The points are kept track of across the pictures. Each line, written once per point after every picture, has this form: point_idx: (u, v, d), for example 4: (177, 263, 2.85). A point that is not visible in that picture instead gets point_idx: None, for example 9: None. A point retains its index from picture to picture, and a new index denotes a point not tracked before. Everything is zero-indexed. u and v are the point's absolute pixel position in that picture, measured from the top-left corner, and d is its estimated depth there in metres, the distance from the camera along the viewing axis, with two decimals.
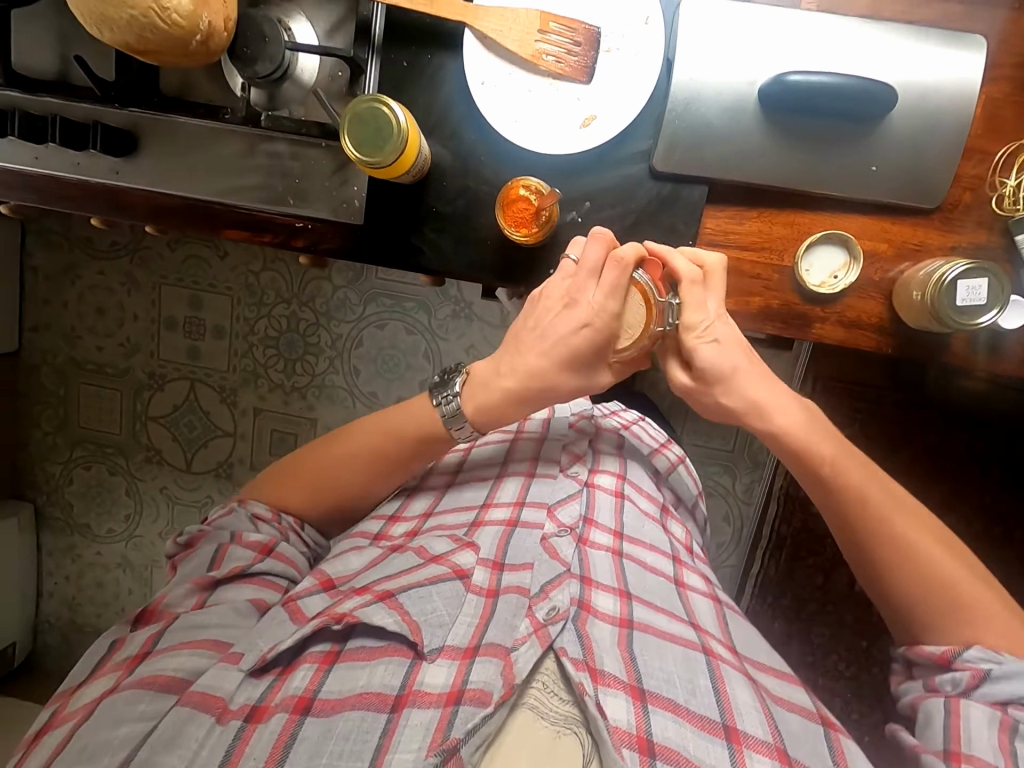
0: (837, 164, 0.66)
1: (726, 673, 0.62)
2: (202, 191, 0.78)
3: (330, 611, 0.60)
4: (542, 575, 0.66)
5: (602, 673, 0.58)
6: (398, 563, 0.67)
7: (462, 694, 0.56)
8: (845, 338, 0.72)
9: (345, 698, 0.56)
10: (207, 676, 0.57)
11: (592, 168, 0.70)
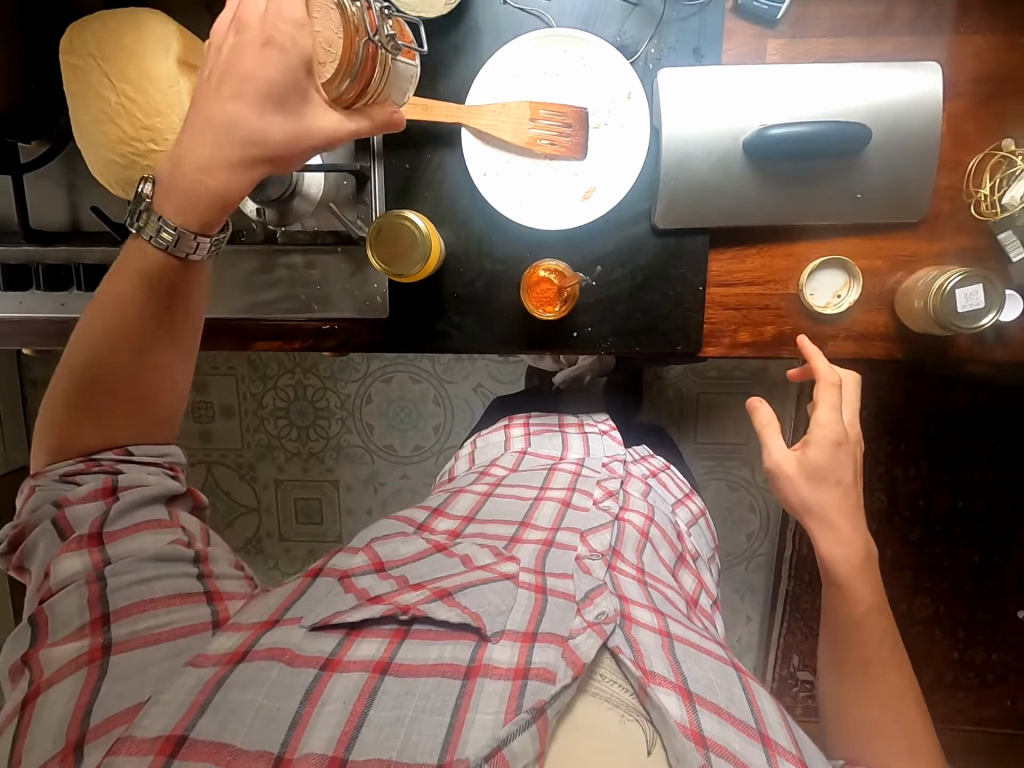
0: (824, 196, 0.71)
1: (755, 687, 0.61)
2: (228, 311, 0.81)
3: (393, 599, 0.57)
4: (584, 584, 0.64)
5: (652, 672, 0.56)
6: (440, 564, 0.64)
7: (529, 670, 0.53)
8: (857, 350, 0.77)
9: (420, 665, 0.53)
10: (271, 633, 0.53)
11: (598, 233, 0.74)
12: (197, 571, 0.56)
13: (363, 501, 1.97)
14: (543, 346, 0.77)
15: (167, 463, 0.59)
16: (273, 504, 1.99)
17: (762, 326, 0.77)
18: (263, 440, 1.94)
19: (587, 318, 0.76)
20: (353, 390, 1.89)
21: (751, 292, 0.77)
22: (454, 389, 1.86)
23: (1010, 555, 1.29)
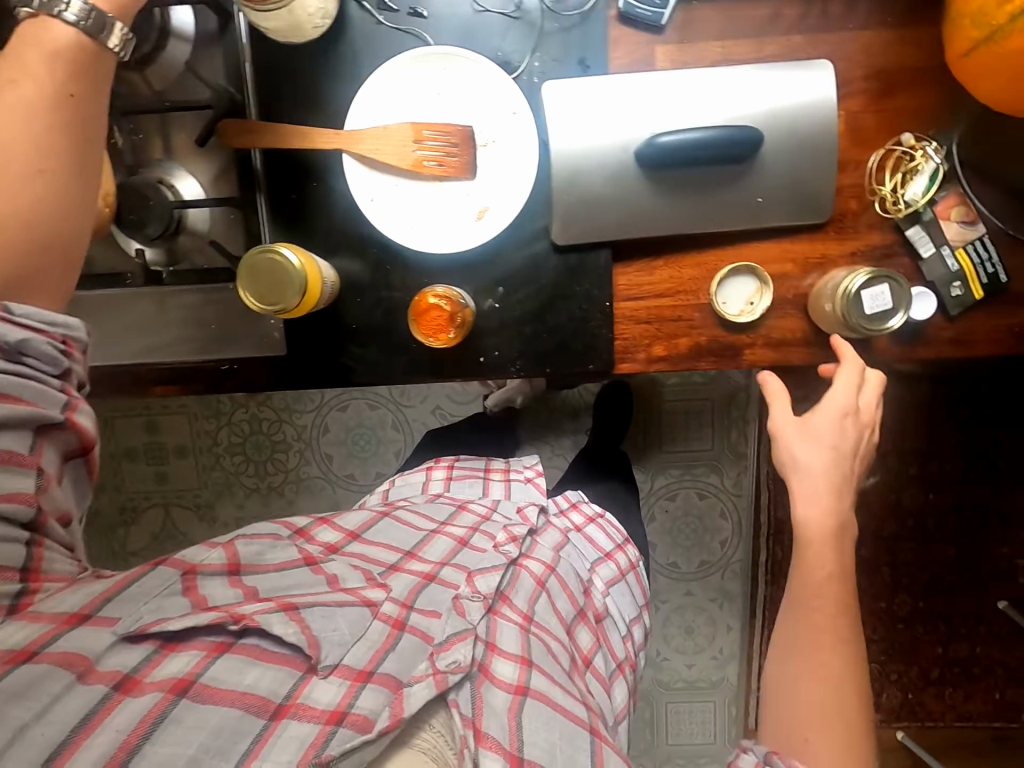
0: (725, 203, 0.68)
1: (607, 755, 0.59)
2: (120, 357, 0.77)
3: (230, 609, 0.55)
4: (448, 627, 0.62)
5: (486, 734, 0.56)
6: (305, 583, 0.62)
7: (345, 716, 0.51)
8: (776, 357, 0.74)
9: (227, 691, 0.51)
10: (75, 634, 0.50)
11: (496, 254, 0.71)
12: (29, 539, 0.51)
13: None
14: (450, 373, 0.74)
15: (60, 336, 0.52)
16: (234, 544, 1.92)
17: (675, 339, 0.74)
18: (220, 477, 1.89)
19: (493, 342, 0.73)
20: (308, 421, 1.85)
21: (662, 304, 0.74)
22: (411, 413, 1.82)
23: (976, 547, 1.26)
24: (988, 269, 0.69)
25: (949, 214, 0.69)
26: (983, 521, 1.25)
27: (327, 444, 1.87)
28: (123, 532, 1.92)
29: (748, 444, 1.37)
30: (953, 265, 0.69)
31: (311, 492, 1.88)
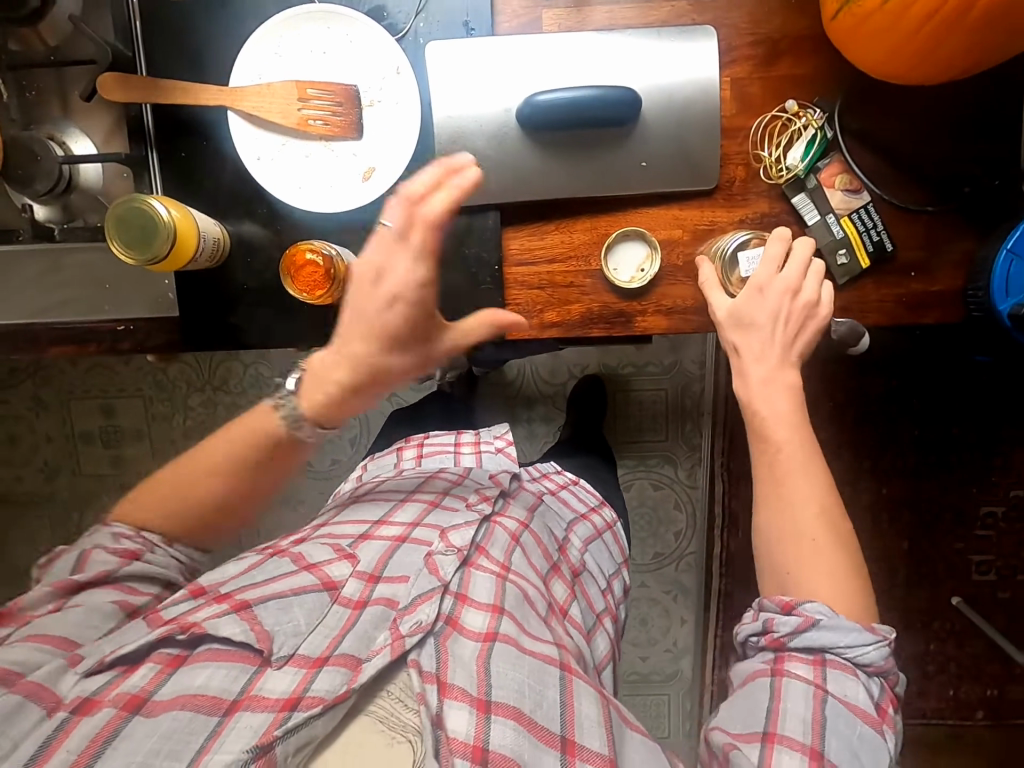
0: (609, 168, 0.69)
1: (578, 686, 0.59)
2: (17, 316, 0.77)
3: (179, 620, 0.56)
4: (416, 588, 0.62)
5: (451, 685, 0.55)
6: (270, 569, 0.63)
7: (300, 700, 0.52)
8: (669, 325, 0.74)
9: (178, 696, 0.51)
10: (45, 670, 0.51)
11: (385, 216, 0.72)
12: None
13: None
14: (340, 335, 0.74)
15: None
16: None
17: (567, 304, 0.74)
18: None
19: None
20: None
21: (554, 270, 0.74)
22: None
23: (916, 539, 1.25)
24: (873, 237, 0.70)
25: (834, 181, 0.70)
26: (922, 510, 1.23)
27: None
28: (76, 514, 1.92)
29: (704, 436, 1.34)
30: (839, 232, 0.70)
31: None
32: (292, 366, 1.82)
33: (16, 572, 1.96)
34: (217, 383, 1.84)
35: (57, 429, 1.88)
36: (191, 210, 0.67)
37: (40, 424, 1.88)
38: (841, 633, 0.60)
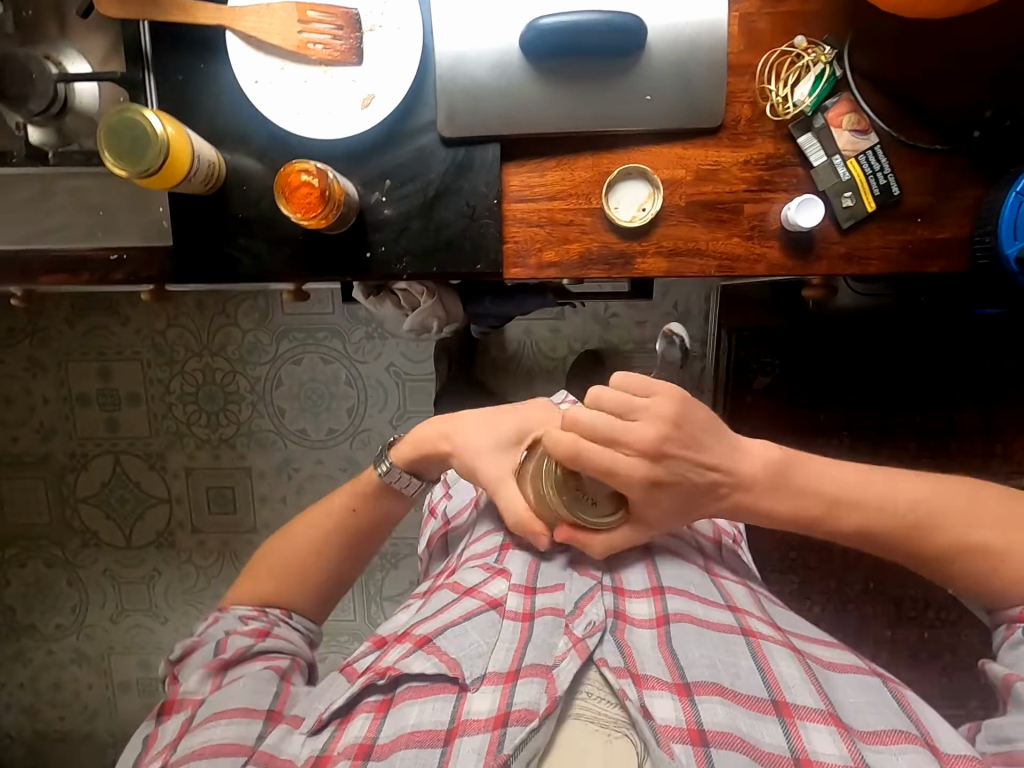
0: (613, 103, 0.68)
1: (768, 650, 0.63)
2: (8, 241, 0.76)
3: (375, 668, 0.64)
4: (574, 592, 0.67)
5: (644, 676, 0.60)
6: (437, 602, 0.70)
7: (508, 715, 0.58)
8: (670, 266, 0.73)
9: (399, 737, 0.59)
10: (273, 737, 0.63)
11: (383, 146, 0.70)
12: None
13: (278, 488, 1.89)
14: (334, 268, 0.73)
15: None
16: (184, 494, 1.91)
17: (567, 243, 0.73)
18: (172, 427, 1.88)
19: (380, 237, 0.72)
20: (262, 373, 1.84)
21: (554, 207, 0.73)
22: (366, 369, 1.81)
23: None
24: (879, 180, 0.69)
25: (841, 121, 0.68)
26: None
27: (282, 398, 1.85)
28: (73, 477, 1.92)
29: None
30: (845, 174, 0.69)
31: (262, 446, 1.87)
32: (291, 333, 1.81)
33: (11, 533, 1.96)
34: (215, 348, 1.83)
35: (54, 391, 1.87)
36: (189, 130, 0.66)
37: (37, 385, 1.87)
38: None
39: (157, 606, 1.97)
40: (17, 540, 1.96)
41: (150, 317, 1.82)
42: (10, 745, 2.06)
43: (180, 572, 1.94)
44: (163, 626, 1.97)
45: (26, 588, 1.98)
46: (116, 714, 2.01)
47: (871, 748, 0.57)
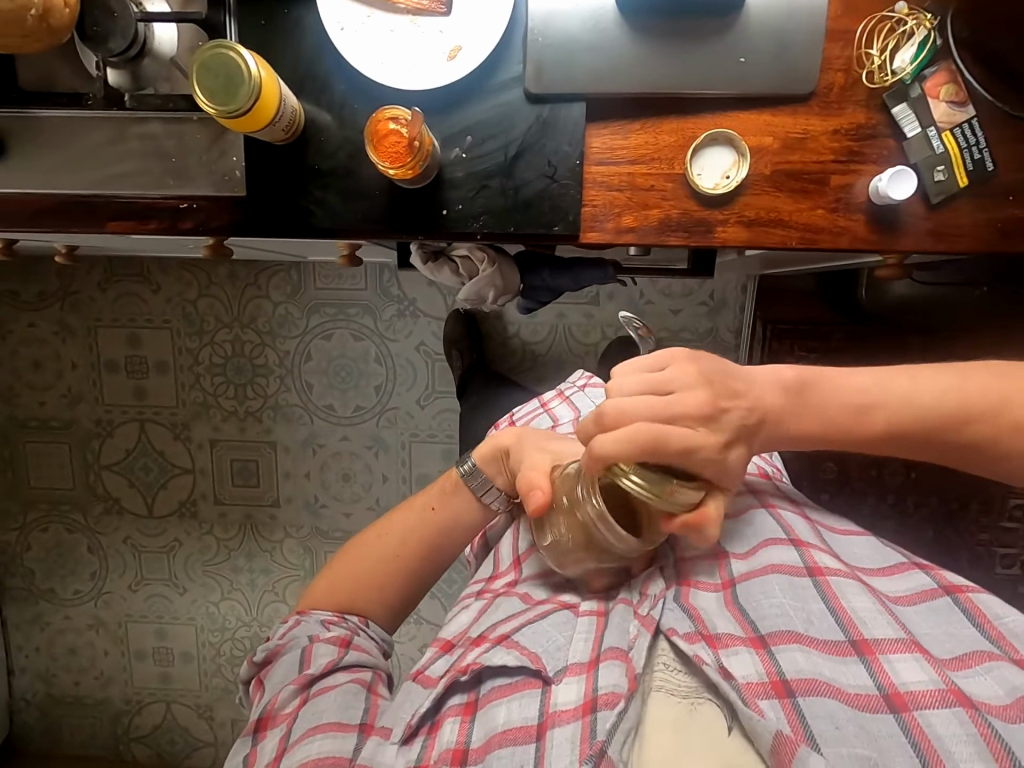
0: (705, 64, 0.67)
1: (838, 586, 0.61)
2: (77, 186, 0.75)
3: (455, 666, 0.63)
4: (632, 572, 0.68)
5: (717, 635, 0.59)
6: (505, 609, 0.69)
7: (596, 700, 0.57)
8: (751, 237, 0.71)
9: (489, 739, 0.58)
10: (366, 752, 0.61)
11: (467, 101, 0.69)
12: None
13: (302, 464, 1.87)
14: (409, 225, 0.71)
15: None
16: (208, 465, 1.90)
17: (646, 207, 0.71)
18: (199, 397, 1.87)
19: (457, 195, 0.71)
20: (291, 347, 1.82)
21: (635, 171, 0.71)
22: (396, 348, 1.80)
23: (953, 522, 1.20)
24: (974, 155, 0.67)
25: (938, 92, 0.67)
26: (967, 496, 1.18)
27: (310, 373, 1.84)
28: (97, 443, 1.91)
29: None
30: (939, 147, 0.67)
31: (288, 421, 1.86)
32: (322, 308, 1.79)
33: (32, 497, 1.94)
34: (245, 321, 1.82)
35: (83, 356, 1.86)
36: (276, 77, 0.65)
37: (66, 350, 1.86)
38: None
39: (176, 575, 1.95)
40: (39, 504, 1.95)
41: (182, 286, 1.81)
42: (24, 708, 2.03)
43: (201, 544, 1.92)
44: (181, 597, 1.95)
45: (46, 552, 1.96)
46: (131, 683, 1.99)
47: (957, 674, 0.55)
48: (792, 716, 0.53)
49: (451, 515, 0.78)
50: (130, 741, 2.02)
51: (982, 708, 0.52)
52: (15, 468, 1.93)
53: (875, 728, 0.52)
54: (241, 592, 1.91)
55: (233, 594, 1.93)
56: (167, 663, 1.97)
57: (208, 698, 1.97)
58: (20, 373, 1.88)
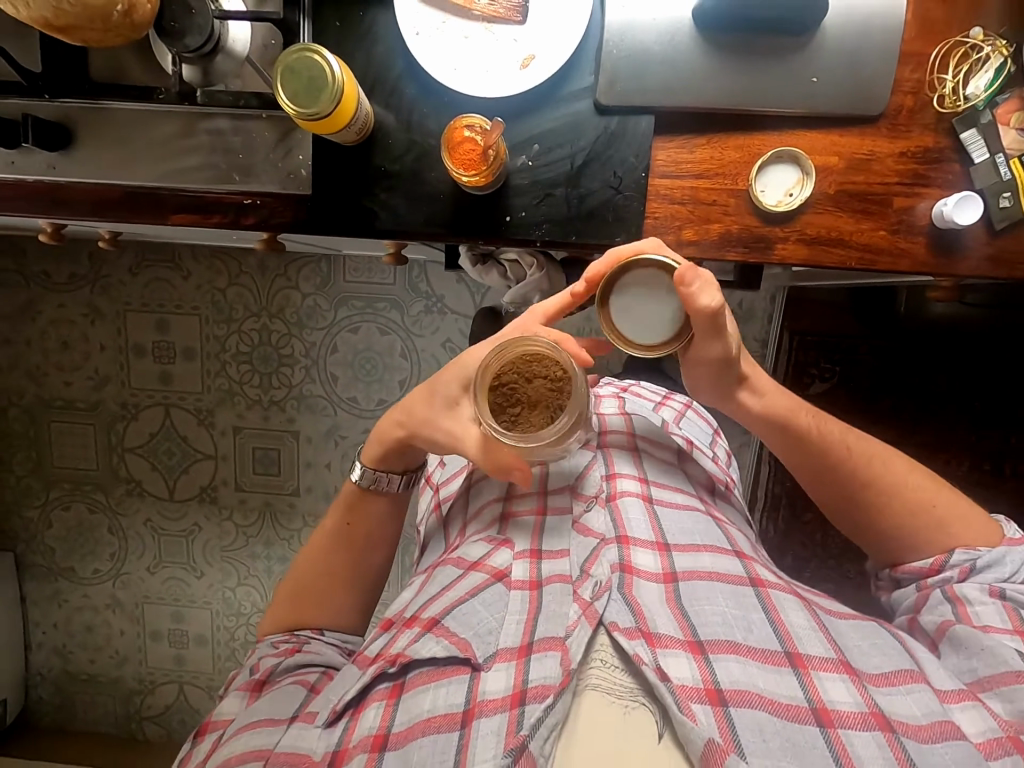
0: (777, 81, 0.67)
1: (777, 600, 0.66)
2: (145, 177, 0.76)
3: (385, 655, 0.66)
4: (579, 555, 0.70)
5: (658, 635, 0.62)
6: (443, 578, 0.73)
7: (526, 693, 0.59)
8: (811, 255, 0.71)
9: (415, 725, 0.60)
10: (288, 738, 0.63)
11: (537, 109, 0.70)
12: None
13: (324, 455, 1.84)
14: (471, 230, 0.72)
15: None
16: (231, 452, 1.86)
17: (708, 222, 0.72)
18: (223, 385, 1.83)
19: (521, 202, 0.71)
20: (318, 340, 1.79)
21: (699, 185, 0.71)
22: (422, 343, 1.76)
23: None
24: None
25: (1009, 119, 0.67)
26: None
27: (335, 365, 1.81)
28: (122, 426, 1.87)
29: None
30: (1007, 174, 0.67)
31: (312, 411, 1.83)
32: (351, 301, 1.76)
33: (56, 476, 1.90)
34: (274, 310, 1.78)
35: (110, 339, 1.82)
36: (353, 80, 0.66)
37: (94, 331, 1.82)
38: (994, 563, 0.68)
39: (195, 559, 1.92)
40: (61, 483, 1.91)
41: (210, 272, 1.77)
42: (39, 683, 1.99)
43: (220, 530, 1.89)
44: (198, 581, 1.92)
45: (67, 531, 1.93)
46: (145, 663, 1.96)
47: (881, 692, 0.60)
48: (722, 724, 0.56)
49: (366, 522, 0.82)
50: (142, 720, 1.98)
51: (900, 732, 0.57)
52: (38, 447, 1.88)
53: (801, 740, 0.56)
54: (257, 578, 1.89)
55: (250, 580, 1.91)
56: (181, 646, 1.94)
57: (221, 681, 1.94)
58: (48, 354, 1.83)
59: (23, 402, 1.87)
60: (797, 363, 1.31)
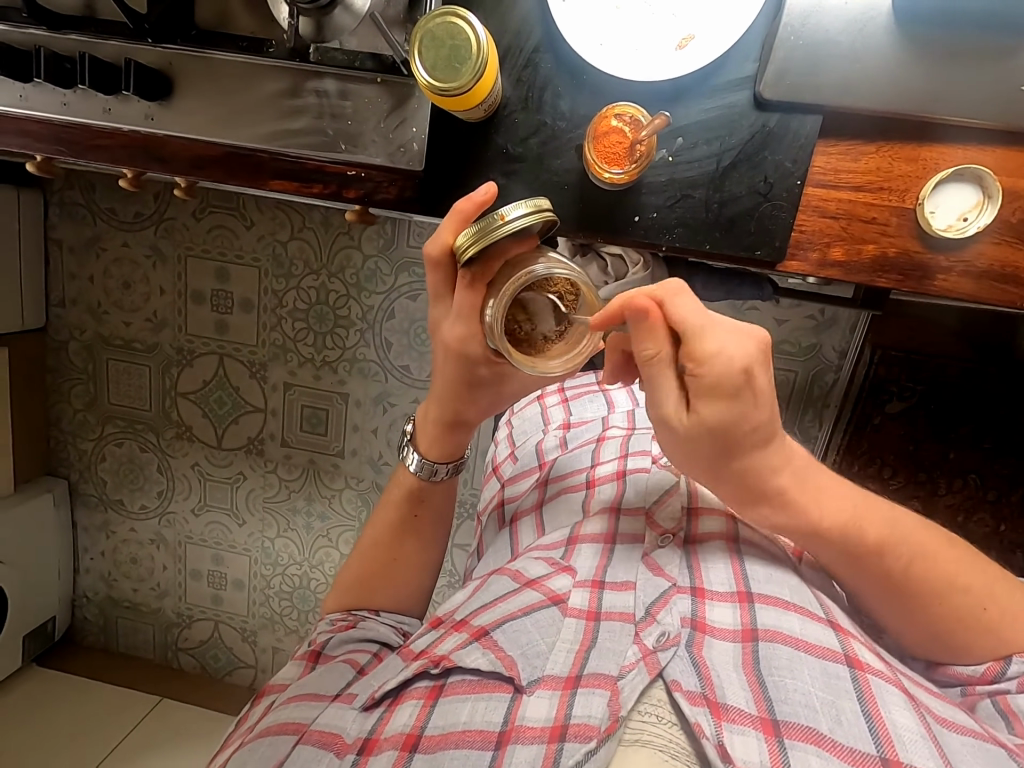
0: (974, 86, 0.58)
1: (878, 688, 0.56)
2: (242, 139, 0.71)
3: (429, 655, 0.65)
4: (646, 595, 0.66)
5: (725, 706, 0.57)
6: (496, 589, 0.70)
7: (566, 729, 0.57)
8: (979, 290, 0.63)
9: (449, 734, 0.58)
10: (325, 717, 0.64)
11: (688, 96, 0.62)
12: None
13: (371, 421, 1.70)
14: (595, 227, 0.65)
15: None
16: (280, 408, 1.72)
17: (861, 242, 0.63)
18: (278, 340, 1.67)
19: (654, 201, 0.64)
20: (375, 304, 1.61)
21: (857, 200, 0.62)
22: None
23: None
24: None
25: None
26: None
27: (389, 331, 1.64)
28: (176, 371, 1.74)
29: (821, 430, 1.31)
30: None
31: (361, 377, 1.68)
32: (413, 268, 1.57)
33: (109, 413, 1.80)
34: (334, 269, 1.60)
35: (170, 283, 1.68)
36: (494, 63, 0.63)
37: (155, 274, 1.68)
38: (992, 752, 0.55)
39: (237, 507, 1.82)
40: (114, 420, 1.81)
41: (272, 221, 1.59)
42: (84, 605, 1.98)
43: (265, 481, 1.78)
44: (240, 529, 1.83)
45: (118, 468, 1.84)
46: (184, 599, 1.91)
47: None
48: None
49: (433, 508, 0.84)
50: (178, 651, 1.95)
51: None
52: (95, 383, 1.78)
53: None
54: (297, 534, 1.79)
55: (289, 533, 1.81)
56: (220, 587, 1.88)
57: (255, 624, 1.89)
58: (109, 293, 1.70)
59: (83, 338, 1.75)
60: (875, 380, 1.21)
